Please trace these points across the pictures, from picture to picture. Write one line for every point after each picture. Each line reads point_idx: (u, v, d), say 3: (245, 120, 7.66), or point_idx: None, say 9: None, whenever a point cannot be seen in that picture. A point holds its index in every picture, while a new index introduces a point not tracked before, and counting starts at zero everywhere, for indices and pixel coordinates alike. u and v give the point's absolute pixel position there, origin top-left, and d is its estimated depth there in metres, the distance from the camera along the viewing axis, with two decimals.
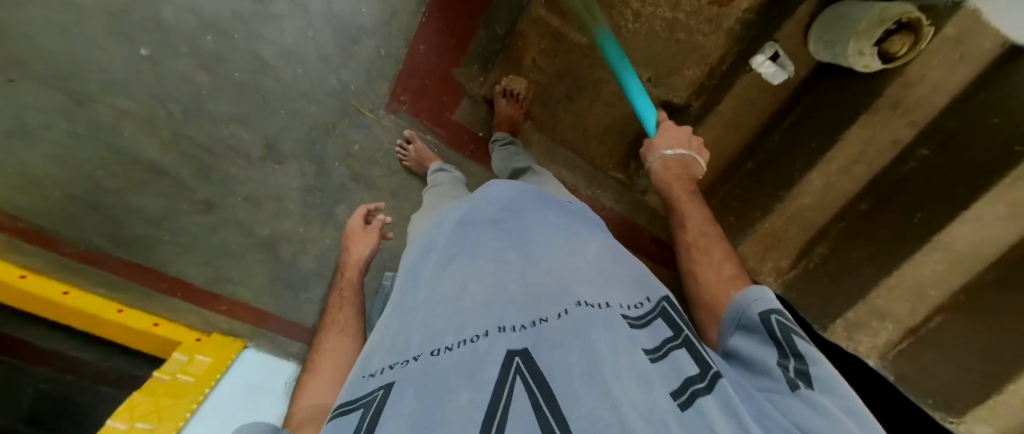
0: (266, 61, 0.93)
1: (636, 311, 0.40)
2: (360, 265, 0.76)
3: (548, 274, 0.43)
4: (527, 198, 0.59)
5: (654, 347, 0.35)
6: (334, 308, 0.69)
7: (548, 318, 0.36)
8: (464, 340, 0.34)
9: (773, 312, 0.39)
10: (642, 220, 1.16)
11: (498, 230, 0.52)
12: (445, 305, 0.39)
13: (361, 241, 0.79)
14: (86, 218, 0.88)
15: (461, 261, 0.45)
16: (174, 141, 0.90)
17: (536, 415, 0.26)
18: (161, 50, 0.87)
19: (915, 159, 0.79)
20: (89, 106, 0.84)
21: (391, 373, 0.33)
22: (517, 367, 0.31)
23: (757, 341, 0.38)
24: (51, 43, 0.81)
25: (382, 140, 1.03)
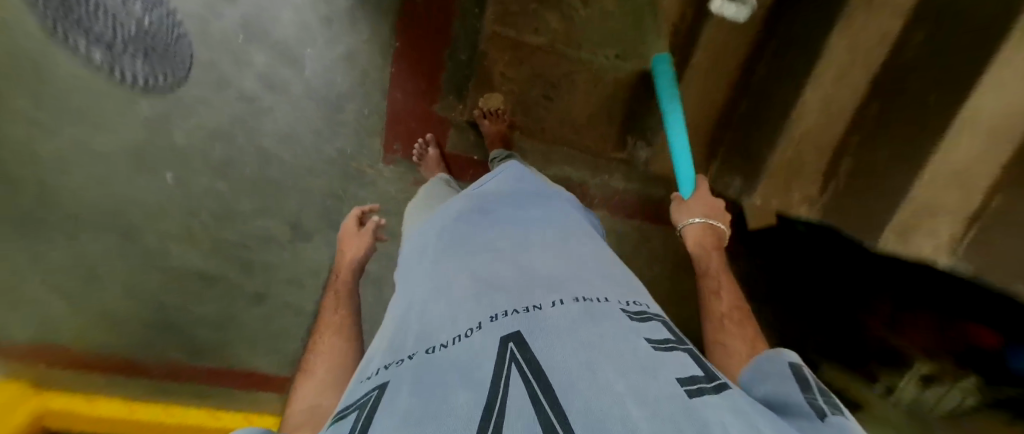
0: (270, 152, 1.03)
1: (632, 307, 0.41)
2: (353, 269, 0.80)
3: (538, 265, 0.46)
4: (515, 197, 0.63)
5: (657, 341, 0.35)
6: (329, 309, 0.75)
7: (542, 305, 0.36)
8: (458, 335, 0.34)
9: (799, 366, 0.42)
10: (660, 191, 1.15)
11: (487, 223, 0.55)
12: (439, 297, 0.41)
13: (353, 242, 0.82)
14: (160, 338, 1.11)
15: (454, 257, 0.48)
16: (216, 248, 1.09)
17: (535, 402, 0.24)
18: (181, 172, 1.03)
19: (914, 43, 0.74)
20: (140, 238, 1.05)
21: (384, 375, 0.33)
22: (511, 354, 0.29)
23: (783, 383, 0.40)
24: (99, 193, 1.01)
25: (390, 191, 1.08)
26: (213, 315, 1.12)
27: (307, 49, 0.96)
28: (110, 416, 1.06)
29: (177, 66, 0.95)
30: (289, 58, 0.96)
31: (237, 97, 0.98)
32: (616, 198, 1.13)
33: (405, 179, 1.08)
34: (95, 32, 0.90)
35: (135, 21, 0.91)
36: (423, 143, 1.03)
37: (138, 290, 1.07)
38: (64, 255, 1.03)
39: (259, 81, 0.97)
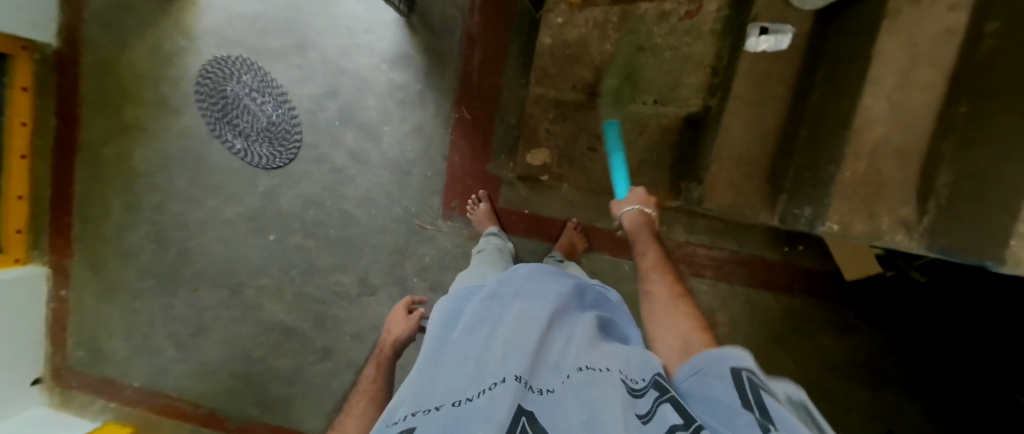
0: (349, 213, 1.19)
1: (636, 383, 0.43)
2: (396, 345, 0.88)
3: (566, 349, 0.49)
4: (546, 275, 0.65)
5: (645, 412, 0.38)
6: (368, 378, 0.82)
7: (555, 387, 0.42)
8: (482, 390, 0.41)
9: (746, 371, 0.39)
10: (731, 244, 1.01)
11: (519, 294, 0.59)
12: (470, 360, 0.47)
13: (400, 325, 0.94)
14: (241, 386, 1.27)
15: (486, 325, 0.53)
16: (297, 303, 1.24)
17: None
18: (281, 233, 1.23)
19: (988, 36, 0.51)
20: (241, 291, 1.26)
21: (412, 420, 0.39)
22: (522, 426, 0.36)
23: (727, 391, 0.37)
24: (221, 254, 1.26)
25: (447, 246, 1.16)
26: (288, 368, 1.25)
27: (385, 127, 1.14)
28: None
29: (288, 146, 1.19)
30: (372, 135, 1.15)
31: (329, 169, 1.18)
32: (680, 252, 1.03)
33: (463, 233, 1.15)
34: (242, 127, 1.21)
35: (267, 115, 1.19)
36: (475, 199, 1.12)
37: (238, 337, 1.27)
38: (187, 305, 1.28)
39: (346, 155, 1.17)
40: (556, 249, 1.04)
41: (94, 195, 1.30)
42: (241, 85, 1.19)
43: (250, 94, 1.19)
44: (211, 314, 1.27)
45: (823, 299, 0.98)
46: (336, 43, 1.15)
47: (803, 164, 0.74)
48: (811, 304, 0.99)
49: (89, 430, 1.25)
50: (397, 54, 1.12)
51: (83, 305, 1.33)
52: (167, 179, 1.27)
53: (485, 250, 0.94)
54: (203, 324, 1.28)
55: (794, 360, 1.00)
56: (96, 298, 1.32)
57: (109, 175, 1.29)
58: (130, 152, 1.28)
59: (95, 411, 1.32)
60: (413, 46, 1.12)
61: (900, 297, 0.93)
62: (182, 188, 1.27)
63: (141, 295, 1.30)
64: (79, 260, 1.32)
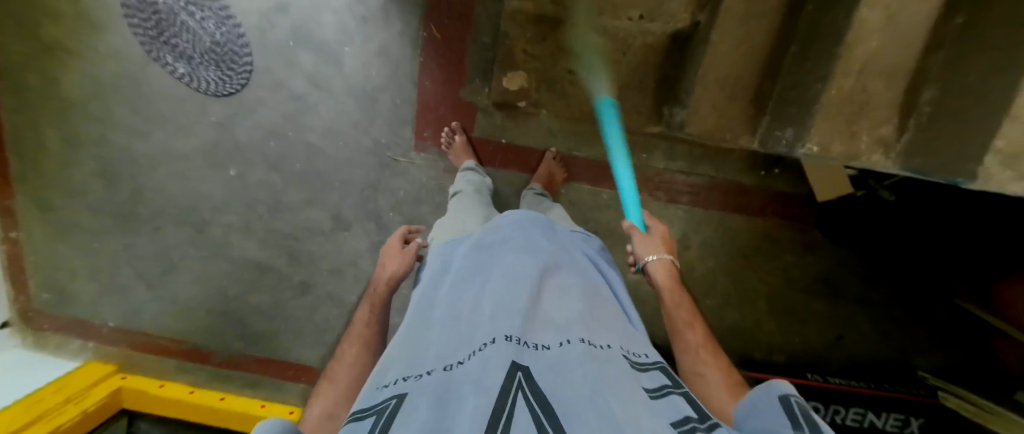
0: (315, 145, 1.11)
1: (636, 358, 0.49)
2: (393, 283, 0.80)
3: (556, 307, 0.52)
4: (535, 227, 0.66)
5: (654, 388, 0.44)
6: (359, 322, 0.77)
7: (551, 345, 0.44)
8: (473, 352, 0.43)
9: (794, 396, 0.42)
10: (709, 171, 1.01)
11: (507, 248, 0.60)
12: (462, 325, 0.48)
13: (396, 259, 0.83)
14: (222, 321, 1.28)
15: (475, 285, 0.55)
16: (268, 240, 1.20)
17: (538, 424, 0.33)
18: (243, 167, 1.15)
19: None
20: (207, 229, 1.21)
21: (403, 385, 0.41)
22: (519, 382, 0.37)
23: (776, 420, 0.40)
24: (179, 190, 1.19)
25: (422, 179, 1.11)
26: (267, 303, 1.25)
27: (346, 47, 1.03)
28: (171, 398, 1.22)
29: (238, 71, 1.08)
30: (332, 56, 1.04)
31: (287, 96, 1.08)
32: (661, 180, 1.03)
33: (437, 165, 1.10)
34: (182, 48, 1.07)
35: (209, 35, 1.06)
36: (450, 131, 1.06)
37: (211, 275, 1.24)
38: (151, 244, 1.23)
39: (305, 80, 1.07)
40: (534, 180, 1.02)
41: (24, 126, 1.17)
42: None
43: (185, 8, 1.04)
44: (179, 252, 1.23)
45: (792, 221, 1.01)
46: None
47: (788, 84, 0.70)
48: (781, 228, 1.02)
49: (72, 367, 1.26)
50: None
51: (37, 248, 1.26)
52: (105, 107, 1.14)
53: (463, 192, 0.90)
54: (172, 263, 1.24)
55: (763, 279, 1.05)
56: (50, 238, 1.25)
57: (36, 105, 1.15)
58: (56, 77, 1.13)
59: (75, 350, 1.32)
60: None
61: (875, 216, 0.85)
62: (125, 120, 1.15)
63: (99, 235, 1.23)
64: (22, 199, 1.23)
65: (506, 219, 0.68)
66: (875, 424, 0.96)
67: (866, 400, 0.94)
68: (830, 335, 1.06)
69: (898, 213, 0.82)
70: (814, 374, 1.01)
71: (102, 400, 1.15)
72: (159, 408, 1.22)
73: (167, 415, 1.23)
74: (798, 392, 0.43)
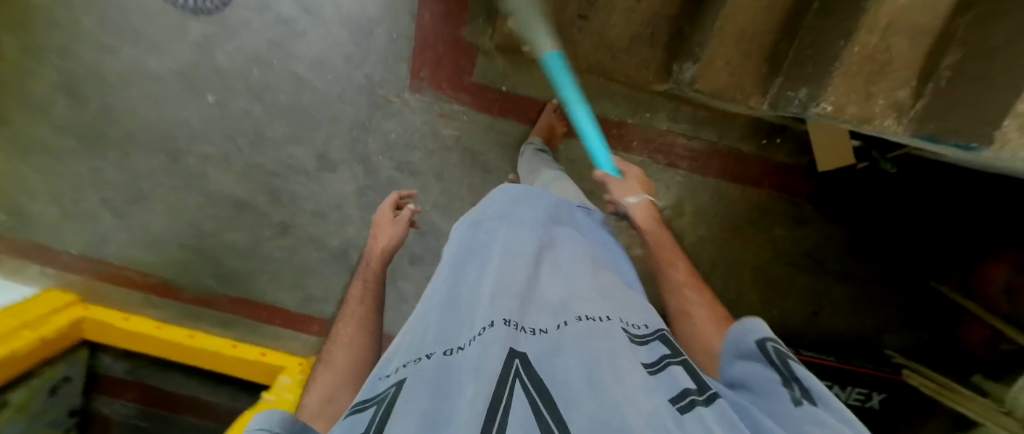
0: (301, 76, 1.04)
1: (637, 330, 0.46)
2: (384, 256, 0.78)
3: (554, 292, 0.50)
4: (532, 200, 0.64)
5: (652, 362, 0.40)
6: (352, 299, 0.76)
7: (548, 329, 0.42)
8: (473, 337, 0.39)
9: (770, 340, 0.42)
10: (711, 135, 0.99)
11: (505, 229, 0.58)
12: (460, 306, 0.46)
13: (387, 230, 0.81)
14: (198, 258, 1.23)
15: (474, 267, 0.53)
16: (247, 176, 1.14)
17: (537, 417, 0.29)
18: (222, 95, 1.07)
19: None
20: (182, 159, 1.14)
21: (403, 373, 0.36)
22: (517, 370, 0.34)
23: (754, 367, 0.41)
24: (151, 114, 1.11)
25: (414, 122, 1.06)
26: (246, 242, 1.20)
27: None
28: (138, 333, 1.17)
29: None
30: None
31: (273, 19, 1.00)
32: (662, 141, 1.00)
33: (431, 109, 1.05)
34: None
35: None
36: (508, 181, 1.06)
37: (186, 208, 1.18)
38: (122, 170, 1.15)
39: (294, 3, 0.99)
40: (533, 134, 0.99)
41: None
42: None
43: None
44: (151, 182, 1.16)
45: (789, 193, 1.01)
46: None
47: (808, 42, 0.67)
48: (777, 199, 1.02)
49: (32, 294, 1.19)
50: None
51: None
52: (70, 14, 1.04)
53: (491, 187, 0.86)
54: (144, 192, 1.17)
55: (751, 249, 1.05)
56: (7, 156, 1.16)
57: None
58: None
59: (34, 277, 1.25)
60: None
61: (872, 189, 0.84)
62: (93, 30, 1.05)
63: (63, 157, 1.15)
64: None
65: (505, 197, 0.64)
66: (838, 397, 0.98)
67: (834, 373, 0.95)
68: (808, 309, 1.07)
69: (897, 186, 0.82)
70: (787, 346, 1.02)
71: (63, 328, 1.10)
72: (126, 341, 1.18)
73: (132, 348, 1.19)
74: (775, 337, 0.43)
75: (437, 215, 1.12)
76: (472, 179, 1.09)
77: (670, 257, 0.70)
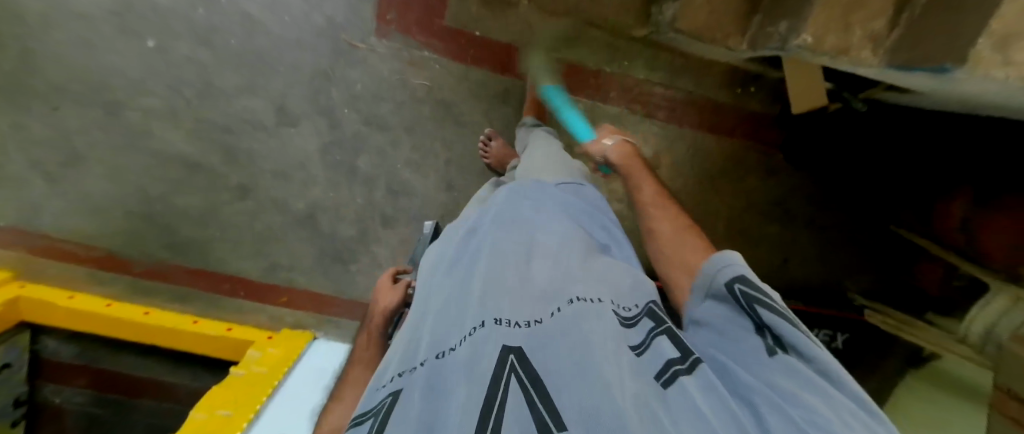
0: (254, 18, 0.96)
1: (626, 311, 0.43)
2: (384, 317, 0.73)
3: (552, 275, 0.45)
4: (522, 193, 0.62)
5: (638, 342, 0.38)
6: (359, 350, 0.72)
7: (543, 318, 0.38)
8: (464, 337, 0.37)
9: (739, 281, 0.38)
10: (687, 85, 0.99)
11: (495, 220, 0.56)
12: (452, 305, 0.43)
13: (388, 294, 0.76)
14: (144, 227, 1.11)
15: (466, 264, 0.50)
16: (196, 132, 1.04)
17: (531, 409, 0.27)
18: (164, 39, 0.97)
19: None
20: (119, 114, 1.02)
21: (399, 381, 0.36)
22: (511, 366, 0.32)
23: (726, 312, 0.39)
24: (78, 61, 0.98)
25: (382, 70, 0.99)
26: (198, 208, 1.10)
27: None
28: (83, 311, 1.02)
29: None
30: None
31: None
32: (639, 91, 1.00)
33: (400, 57, 0.99)
34: None
35: None
36: (486, 139, 1.01)
37: (126, 170, 1.06)
38: (47, 125, 1.01)
39: None
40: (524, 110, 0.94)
41: None
42: None
43: None
44: (84, 140, 1.03)
45: (759, 143, 1.04)
46: None
47: None
48: (748, 149, 1.04)
49: None
50: None
51: None
52: None
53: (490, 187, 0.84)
54: (76, 152, 1.03)
55: (726, 199, 1.06)
56: None
57: None
58: None
59: None
60: None
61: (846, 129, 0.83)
62: None
63: None
64: None
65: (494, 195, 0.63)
66: None
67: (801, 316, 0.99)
68: (778, 258, 1.11)
69: (868, 124, 0.83)
70: None
71: None
72: (66, 321, 1.04)
73: (80, 328, 1.05)
74: (748, 268, 0.39)
75: (411, 173, 1.07)
76: (446, 133, 1.04)
77: (641, 181, 0.65)
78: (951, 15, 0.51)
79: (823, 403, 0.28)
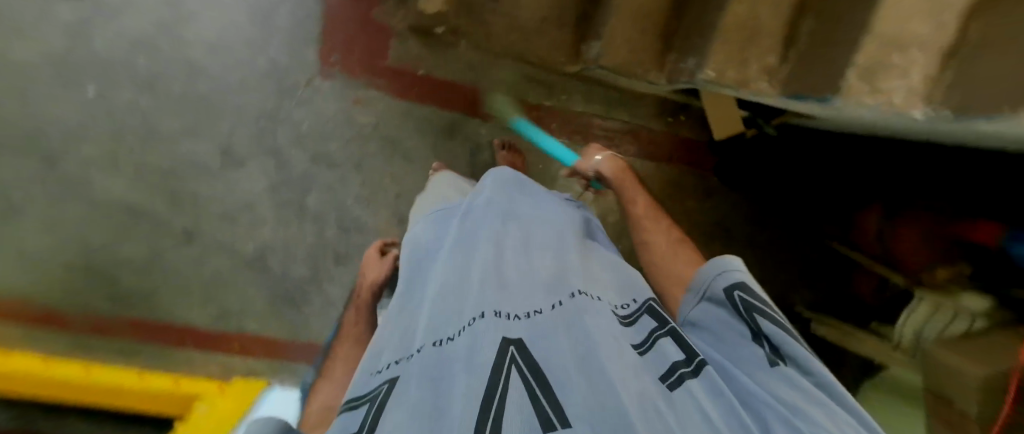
0: (197, 63, 0.97)
1: (623, 310, 0.45)
2: (373, 290, 0.75)
3: (547, 267, 0.47)
4: (511, 189, 0.62)
5: (641, 342, 0.39)
6: (348, 322, 0.75)
7: (543, 309, 0.39)
8: (462, 327, 0.37)
9: (738, 288, 0.41)
10: (622, 115, 1.05)
11: (491, 211, 0.55)
12: (449, 293, 0.42)
13: (375, 266, 0.79)
14: (82, 280, 1.05)
15: (462, 251, 0.49)
16: (139, 177, 1.02)
17: (534, 403, 0.27)
18: (104, 85, 0.96)
19: None
20: (55, 163, 0.99)
21: (394, 369, 0.36)
22: (512, 356, 0.31)
23: (725, 316, 0.42)
24: (10, 111, 0.96)
25: (328, 110, 1.02)
26: (142, 255, 1.06)
27: None
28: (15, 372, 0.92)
29: None
30: None
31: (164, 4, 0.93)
32: (580, 121, 1.05)
33: (345, 96, 1.01)
34: None
35: None
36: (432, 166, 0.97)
37: (63, 220, 1.02)
38: None
39: None
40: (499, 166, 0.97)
41: None
42: None
43: None
44: (18, 192, 0.99)
45: (693, 167, 1.10)
46: None
47: (693, 21, 0.73)
48: (682, 173, 1.09)
49: None
50: None
51: None
52: None
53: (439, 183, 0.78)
54: (10, 206, 0.99)
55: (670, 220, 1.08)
56: None
57: None
58: None
59: None
60: None
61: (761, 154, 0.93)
62: None
63: None
64: None
65: (493, 184, 0.61)
66: None
67: None
68: None
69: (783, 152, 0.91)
70: None
71: None
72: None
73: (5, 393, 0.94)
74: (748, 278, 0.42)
75: (361, 208, 1.07)
76: (393, 168, 1.06)
77: (633, 194, 0.70)
78: (825, 53, 0.57)
79: (827, 417, 0.30)
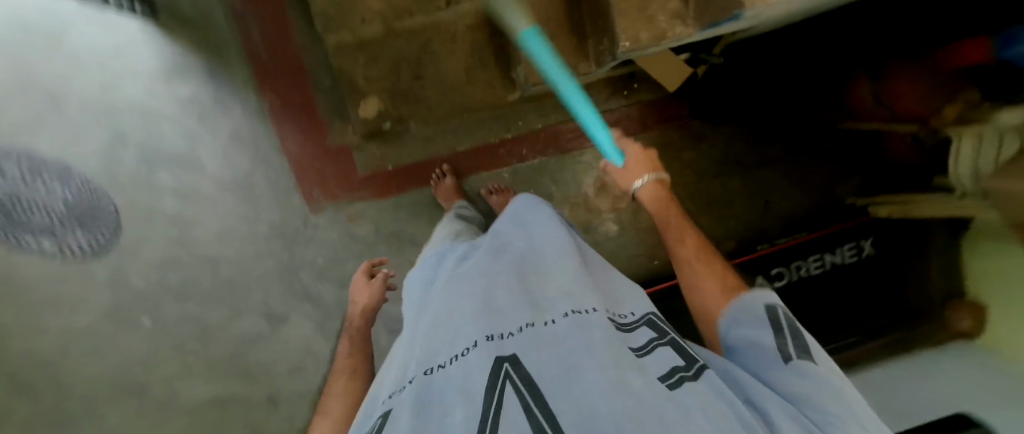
0: (214, 256, 1.07)
1: (623, 319, 0.46)
2: (365, 317, 0.87)
3: (542, 292, 0.47)
4: (510, 224, 0.64)
5: (641, 346, 0.41)
6: (343, 351, 0.84)
7: (535, 327, 0.40)
8: (454, 356, 0.37)
9: (776, 306, 0.45)
10: (583, 110, 1.07)
11: (488, 249, 0.56)
12: (442, 323, 0.43)
13: (363, 291, 0.89)
14: None
15: (456, 285, 0.50)
16: (212, 371, 1.12)
17: (529, 416, 0.28)
18: (154, 310, 1.08)
19: None
20: (145, 392, 1.11)
21: (390, 402, 0.37)
22: (506, 373, 0.32)
23: (756, 327, 0.45)
24: (94, 368, 1.09)
25: (333, 239, 1.09)
26: None
27: (199, 150, 1.03)
28: None
29: (109, 218, 1.03)
30: (189, 164, 1.03)
31: (167, 222, 1.05)
32: (545, 136, 1.08)
33: (341, 220, 1.09)
34: (40, 222, 1.00)
35: (62, 199, 1.00)
36: (440, 173, 1.08)
37: None
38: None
39: (175, 197, 1.04)
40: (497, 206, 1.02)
41: None
42: (9, 180, 0.97)
43: (28, 183, 0.98)
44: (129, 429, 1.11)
45: (672, 122, 1.10)
46: (92, 80, 0.98)
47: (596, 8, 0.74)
48: (668, 132, 1.10)
49: None
50: (167, 65, 0.99)
51: None
52: None
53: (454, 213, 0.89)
54: None
55: (678, 181, 1.11)
56: None
57: None
58: None
59: None
60: (182, 52, 0.99)
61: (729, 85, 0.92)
62: (8, 323, 1.04)
63: None
64: None
65: (492, 225, 0.65)
66: (836, 263, 1.00)
67: (812, 245, 1.00)
68: (759, 201, 1.13)
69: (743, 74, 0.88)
70: (764, 245, 1.07)
71: None
72: None
73: None
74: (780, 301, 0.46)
75: None
76: (410, 258, 1.11)
77: (677, 231, 0.66)
78: None
79: (840, 409, 0.35)
